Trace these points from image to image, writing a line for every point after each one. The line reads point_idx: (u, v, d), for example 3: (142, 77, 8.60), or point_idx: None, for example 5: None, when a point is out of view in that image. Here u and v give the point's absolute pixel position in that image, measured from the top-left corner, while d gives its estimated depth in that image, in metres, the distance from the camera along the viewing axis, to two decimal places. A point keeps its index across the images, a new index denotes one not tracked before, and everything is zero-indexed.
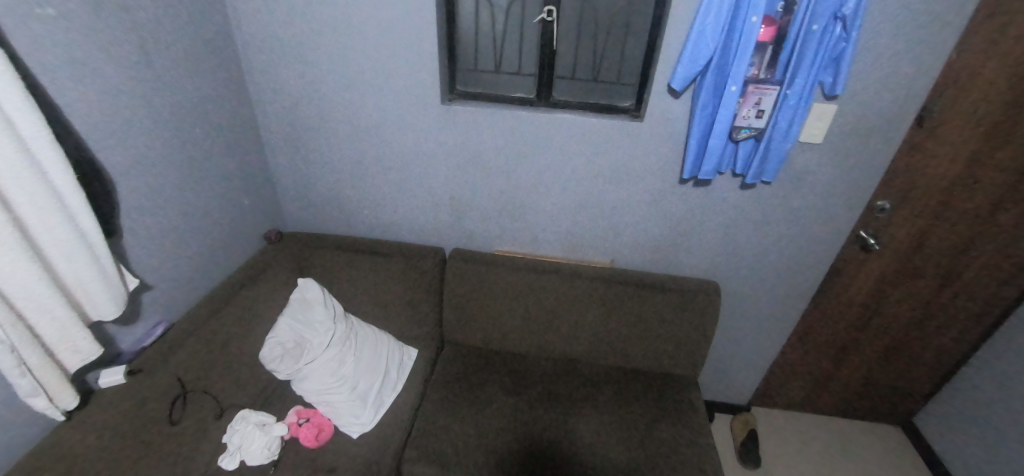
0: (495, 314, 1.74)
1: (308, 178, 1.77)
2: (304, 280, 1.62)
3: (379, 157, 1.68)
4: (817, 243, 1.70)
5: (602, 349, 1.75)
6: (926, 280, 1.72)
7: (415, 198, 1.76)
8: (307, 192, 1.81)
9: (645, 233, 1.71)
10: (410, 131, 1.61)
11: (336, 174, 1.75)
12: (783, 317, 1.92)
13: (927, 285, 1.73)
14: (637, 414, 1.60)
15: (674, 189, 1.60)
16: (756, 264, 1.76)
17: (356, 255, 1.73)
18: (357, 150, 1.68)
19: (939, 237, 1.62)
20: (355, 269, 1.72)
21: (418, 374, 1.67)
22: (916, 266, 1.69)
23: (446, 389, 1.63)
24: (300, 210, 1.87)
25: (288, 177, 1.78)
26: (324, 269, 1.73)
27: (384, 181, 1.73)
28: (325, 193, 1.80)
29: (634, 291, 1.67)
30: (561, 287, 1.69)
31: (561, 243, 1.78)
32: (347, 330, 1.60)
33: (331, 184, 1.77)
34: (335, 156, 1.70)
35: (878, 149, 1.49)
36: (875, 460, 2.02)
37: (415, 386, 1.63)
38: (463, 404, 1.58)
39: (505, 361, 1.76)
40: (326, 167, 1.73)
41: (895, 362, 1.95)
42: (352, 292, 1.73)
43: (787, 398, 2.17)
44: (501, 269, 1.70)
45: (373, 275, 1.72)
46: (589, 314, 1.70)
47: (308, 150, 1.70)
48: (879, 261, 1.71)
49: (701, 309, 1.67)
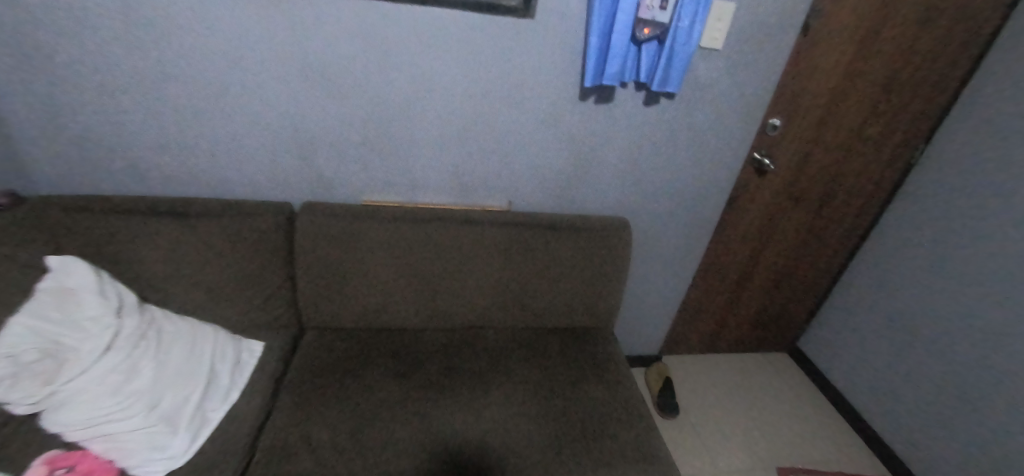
0: (368, 282, 1.35)
1: (67, 111, 1.19)
2: (63, 260, 1.07)
3: (178, 72, 1.17)
4: (719, 168, 1.61)
5: (505, 308, 1.46)
6: (808, 201, 1.77)
7: (243, 133, 1.27)
8: (66, 134, 1.22)
9: (547, 166, 1.46)
10: (230, 34, 1.14)
11: (114, 101, 1.19)
12: (688, 255, 1.82)
13: (809, 207, 1.79)
14: (554, 375, 1.35)
15: (576, 108, 1.36)
16: (662, 196, 1.62)
17: (156, 221, 1.20)
18: (150, 65, 1.15)
19: (819, 156, 1.66)
20: (149, 238, 1.19)
21: (264, 376, 1.21)
22: (797, 190, 1.73)
23: (309, 383, 1.21)
24: (57, 164, 1.26)
25: (25, 107, 1.17)
26: (100, 244, 1.16)
27: (192, 111, 1.23)
28: (102, 134, 1.23)
29: (537, 235, 1.41)
30: (452, 237, 1.36)
31: (447, 186, 1.45)
32: (142, 328, 1.10)
33: (108, 119, 1.21)
34: (112, 73, 1.15)
35: (772, 58, 1.42)
36: (773, 385, 2.11)
37: (263, 392, 1.17)
38: (334, 401, 1.17)
39: (389, 340, 1.38)
40: (97, 92, 1.17)
41: (785, 288, 2.03)
42: (157, 276, 1.21)
43: (691, 342, 2.12)
44: (369, 222, 1.31)
45: (185, 244, 1.21)
46: (487, 268, 1.40)
47: (60, 66, 1.13)
48: (770, 184, 1.69)
49: (610, 248, 1.47)
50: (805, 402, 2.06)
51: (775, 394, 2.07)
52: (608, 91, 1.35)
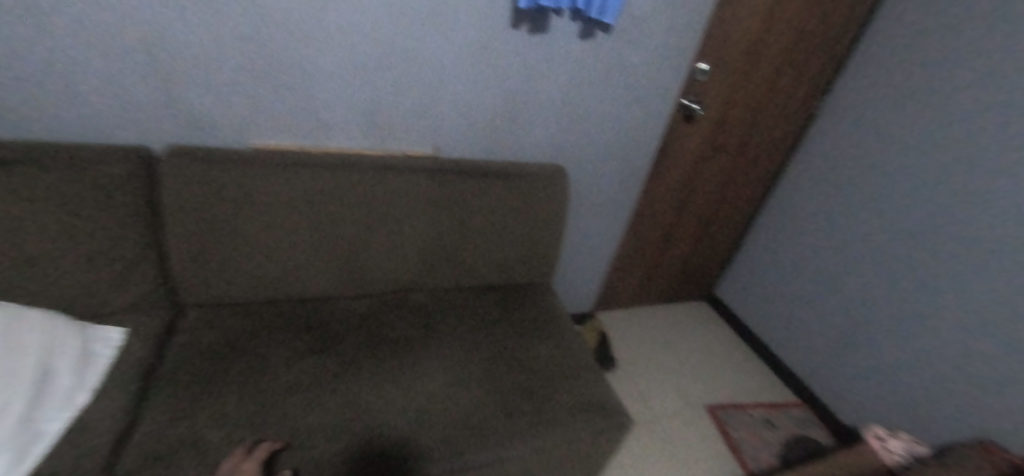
0: (266, 244, 1.11)
1: None
2: None
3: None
4: (652, 113, 1.54)
5: (435, 268, 1.30)
6: (728, 149, 1.80)
7: (58, 49, 0.91)
8: None
9: (476, 104, 1.28)
10: None
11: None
12: (620, 207, 1.76)
13: (729, 154, 1.82)
14: (494, 335, 1.23)
15: (507, 36, 1.19)
16: (597, 143, 1.52)
17: None
18: None
19: (741, 103, 1.67)
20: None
21: (126, 372, 0.93)
22: (720, 137, 1.74)
23: (194, 370, 0.96)
24: None
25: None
26: None
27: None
28: None
29: (469, 182, 1.25)
30: (368, 185, 1.15)
31: (359, 128, 1.21)
32: None
33: None
34: None
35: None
36: (695, 330, 2.20)
37: (123, 396, 0.89)
38: (229, 387, 0.95)
39: (298, 312, 1.16)
40: None
41: (705, 238, 2.09)
42: None
43: (622, 296, 2.11)
44: (261, 170, 1.06)
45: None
46: (412, 223, 1.22)
47: None
48: (697, 131, 1.67)
49: (548, 196, 1.35)
50: (724, 343, 2.17)
51: (698, 338, 2.16)
52: (542, 18, 1.20)
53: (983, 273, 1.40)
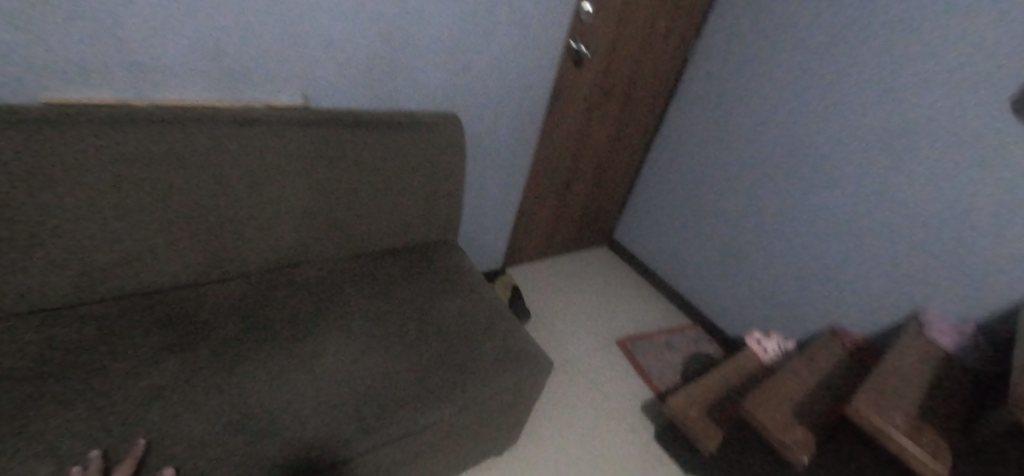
0: (91, 228, 0.86)
1: None
2: None
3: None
4: (542, 53, 1.48)
5: (324, 235, 1.15)
6: (616, 92, 1.82)
7: None
8: None
9: (349, 43, 1.09)
10: None
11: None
12: (518, 157, 1.70)
13: (616, 98, 1.84)
14: (401, 300, 1.13)
15: None
16: (490, 87, 1.42)
17: None
18: None
19: (624, 44, 1.68)
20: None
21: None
22: (608, 81, 1.75)
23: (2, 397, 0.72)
24: None
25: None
26: None
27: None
28: None
29: (352, 135, 1.09)
30: (224, 144, 0.95)
31: (200, 73, 0.95)
32: None
33: None
34: None
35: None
36: (597, 272, 2.29)
37: None
38: (66, 408, 0.73)
39: (151, 307, 0.95)
40: None
41: (600, 182, 2.14)
42: None
43: (527, 247, 2.10)
44: (65, 130, 0.80)
45: None
46: (289, 186, 1.05)
47: None
48: (588, 72, 1.65)
49: (445, 147, 1.25)
50: (624, 281, 2.30)
51: (599, 279, 2.25)
52: None
53: (831, 188, 1.61)
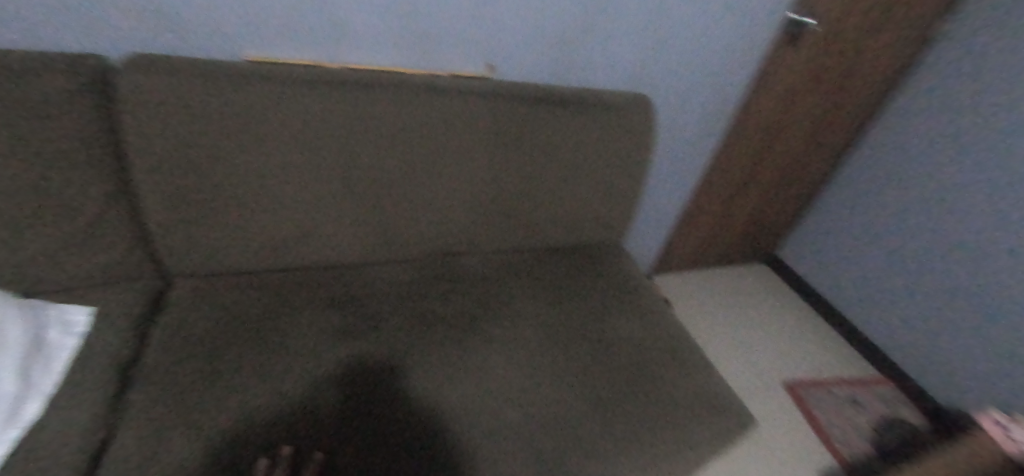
0: (278, 195, 0.83)
1: None
2: None
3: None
4: (757, 28, 1.16)
5: (488, 225, 1.04)
6: (829, 84, 1.42)
7: None
8: None
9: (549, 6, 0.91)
10: None
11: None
12: (696, 153, 1.43)
13: (826, 91, 1.44)
14: (569, 307, 0.99)
15: None
16: (688, 67, 1.16)
17: None
18: None
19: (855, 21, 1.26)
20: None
21: (94, 374, 0.68)
22: (821, 69, 1.35)
23: (198, 362, 0.72)
24: None
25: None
26: None
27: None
28: None
29: (537, 113, 0.95)
30: (408, 115, 0.85)
31: (391, 34, 0.86)
32: None
33: None
34: None
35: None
36: (758, 294, 1.94)
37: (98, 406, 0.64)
38: (248, 383, 0.71)
39: (324, 281, 0.91)
40: None
41: (779, 192, 1.76)
42: None
43: (680, 255, 1.83)
44: (265, 90, 0.75)
45: None
46: (465, 167, 0.94)
47: None
48: (807, 56, 1.28)
49: (632, 135, 1.05)
50: (792, 309, 1.90)
51: (761, 302, 1.90)
52: None
53: None
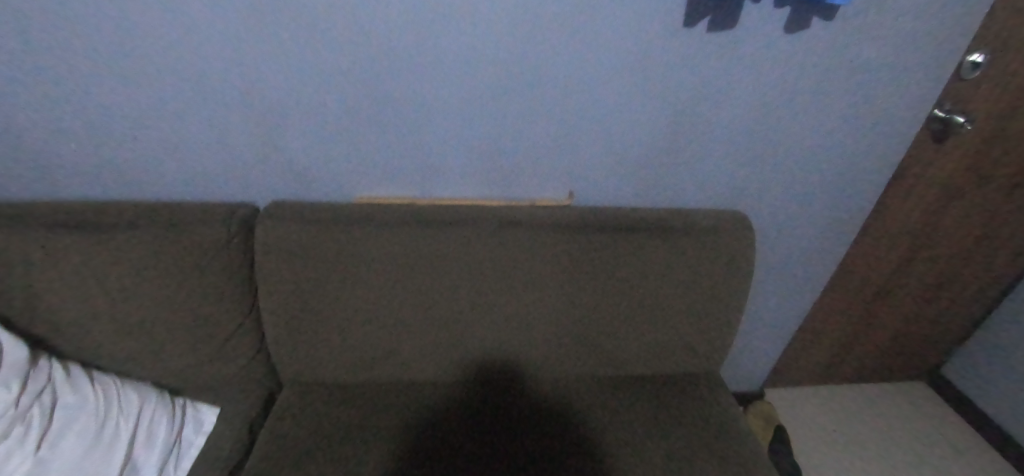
0: (368, 318, 0.93)
1: None
2: None
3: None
4: (884, 133, 1.00)
5: (565, 350, 1.02)
6: (1008, 193, 1.13)
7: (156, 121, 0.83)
8: None
9: (630, 134, 0.93)
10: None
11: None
12: (819, 267, 1.23)
13: (1006, 200, 1.15)
14: (648, 456, 0.90)
15: (671, 42, 0.83)
16: (797, 180, 1.05)
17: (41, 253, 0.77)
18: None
19: None
20: (29, 257, 0.77)
21: None
22: (993, 174, 1.10)
23: None
24: None
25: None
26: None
27: (69, 60, 0.75)
28: None
29: (618, 244, 0.93)
30: (487, 248, 0.90)
31: (476, 171, 0.96)
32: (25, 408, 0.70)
33: None
34: None
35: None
36: (922, 431, 1.52)
37: None
38: None
39: (402, 399, 0.96)
40: None
41: (947, 311, 1.40)
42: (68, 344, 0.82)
43: (806, 374, 1.55)
44: (365, 231, 0.87)
45: (89, 289, 0.80)
46: (542, 295, 0.95)
47: None
48: (964, 164, 1.06)
49: (727, 262, 0.97)
50: (975, 461, 1.45)
51: (926, 444, 1.48)
52: (730, 10, 0.81)
53: None
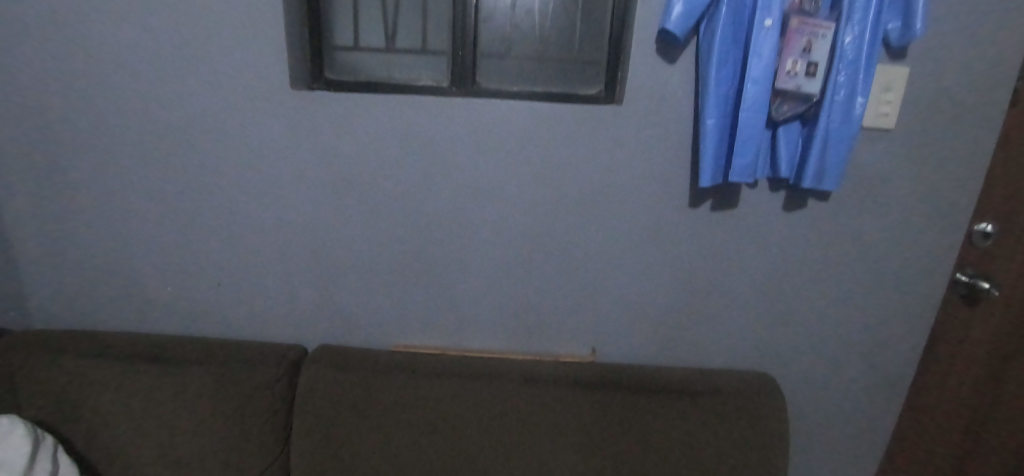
0: (388, 467, 0.93)
1: (74, 254, 1.01)
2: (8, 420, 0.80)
3: (195, 173, 0.96)
4: (909, 298, 1.01)
5: None
6: None
7: (252, 270, 1.01)
8: (71, 279, 1.03)
9: (653, 295, 1.00)
10: (243, 161, 0.95)
11: (112, 213, 0.99)
12: (873, 442, 1.12)
13: None
14: None
15: (679, 218, 0.94)
16: (826, 345, 1.04)
17: (138, 376, 0.91)
18: (163, 202, 0.98)
19: None
20: (125, 378, 0.91)
21: None
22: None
23: None
24: (64, 314, 1.06)
25: (23, 222, 0.99)
26: (77, 420, 0.90)
27: (212, 223, 0.99)
28: (106, 281, 1.03)
29: (640, 403, 0.93)
30: (511, 399, 0.93)
31: (505, 325, 1.03)
32: None
33: (113, 264, 1.02)
34: (123, 211, 0.99)
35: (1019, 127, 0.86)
36: None
37: None
38: None
39: None
40: (104, 234, 1.00)
41: None
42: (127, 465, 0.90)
43: None
44: (397, 377, 0.94)
45: (159, 413, 0.91)
46: (564, 453, 0.93)
47: (74, 208, 0.98)
48: None
49: (758, 427, 0.93)
50: None
51: None
52: (730, 193, 0.93)
53: None
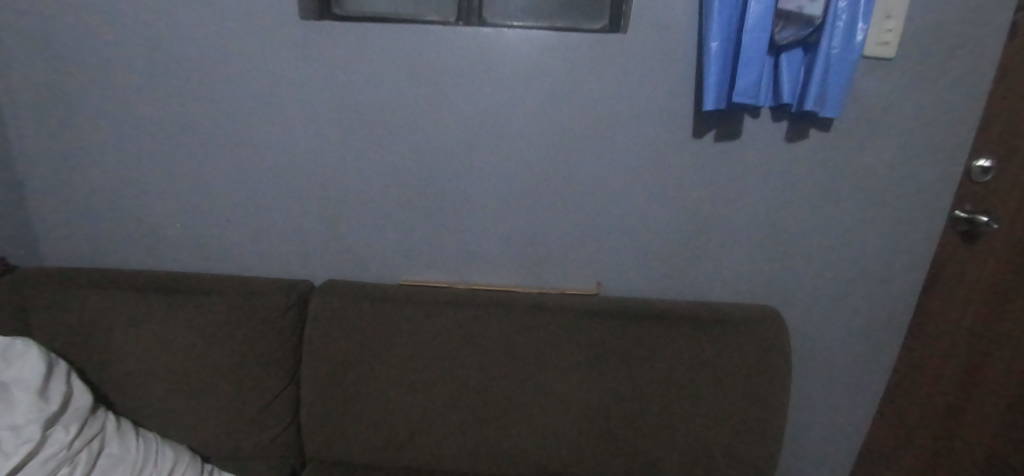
0: (396, 395, 0.94)
1: (82, 190, 1.02)
2: (23, 344, 0.80)
3: (203, 107, 0.97)
4: (908, 233, 1.02)
5: (596, 450, 0.96)
6: None
7: (259, 206, 1.02)
8: (81, 216, 1.04)
9: (656, 228, 1.01)
10: (250, 94, 0.95)
11: (121, 148, 0.99)
12: (871, 379, 1.14)
13: None
14: None
15: (683, 149, 0.96)
16: (826, 279, 1.05)
17: (149, 305, 0.92)
18: (171, 136, 0.98)
19: None
20: (136, 307, 0.92)
21: None
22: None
23: None
24: (74, 252, 1.07)
25: (31, 158, 1.00)
26: (88, 348, 0.91)
27: (220, 157, 0.99)
28: (114, 218, 1.04)
29: (644, 331, 0.95)
30: (517, 327, 0.94)
31: (510, 260, 1.05)
32: (71, 456, 0.76)
33: (121, 200, 1.03)
34: (131, 145, 0.99)
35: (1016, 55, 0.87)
36: None
37: None
38: None
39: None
40: (112, 170, 1.01)
41: None
42: (139, 392, 0.92)
43: None
44: (404, 308, 0.95)
45: (169, 341, 0.92)
46: (570, 380, 0.94)
47: (83, 143, 0.99)
48: None
49: (760, 354, 0.95)
50: None
51: None
52: (732, 124, 0.94)
53: None
